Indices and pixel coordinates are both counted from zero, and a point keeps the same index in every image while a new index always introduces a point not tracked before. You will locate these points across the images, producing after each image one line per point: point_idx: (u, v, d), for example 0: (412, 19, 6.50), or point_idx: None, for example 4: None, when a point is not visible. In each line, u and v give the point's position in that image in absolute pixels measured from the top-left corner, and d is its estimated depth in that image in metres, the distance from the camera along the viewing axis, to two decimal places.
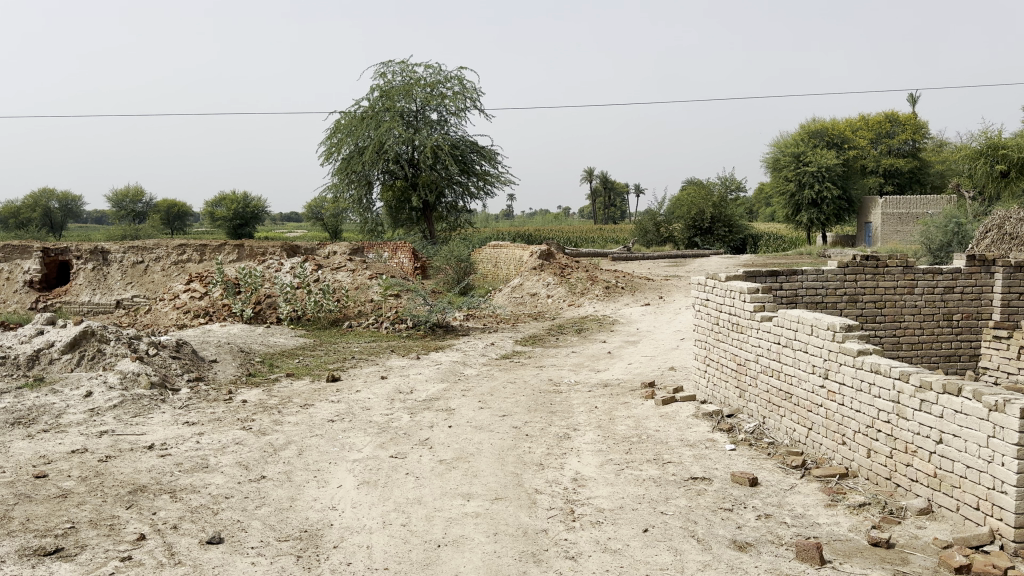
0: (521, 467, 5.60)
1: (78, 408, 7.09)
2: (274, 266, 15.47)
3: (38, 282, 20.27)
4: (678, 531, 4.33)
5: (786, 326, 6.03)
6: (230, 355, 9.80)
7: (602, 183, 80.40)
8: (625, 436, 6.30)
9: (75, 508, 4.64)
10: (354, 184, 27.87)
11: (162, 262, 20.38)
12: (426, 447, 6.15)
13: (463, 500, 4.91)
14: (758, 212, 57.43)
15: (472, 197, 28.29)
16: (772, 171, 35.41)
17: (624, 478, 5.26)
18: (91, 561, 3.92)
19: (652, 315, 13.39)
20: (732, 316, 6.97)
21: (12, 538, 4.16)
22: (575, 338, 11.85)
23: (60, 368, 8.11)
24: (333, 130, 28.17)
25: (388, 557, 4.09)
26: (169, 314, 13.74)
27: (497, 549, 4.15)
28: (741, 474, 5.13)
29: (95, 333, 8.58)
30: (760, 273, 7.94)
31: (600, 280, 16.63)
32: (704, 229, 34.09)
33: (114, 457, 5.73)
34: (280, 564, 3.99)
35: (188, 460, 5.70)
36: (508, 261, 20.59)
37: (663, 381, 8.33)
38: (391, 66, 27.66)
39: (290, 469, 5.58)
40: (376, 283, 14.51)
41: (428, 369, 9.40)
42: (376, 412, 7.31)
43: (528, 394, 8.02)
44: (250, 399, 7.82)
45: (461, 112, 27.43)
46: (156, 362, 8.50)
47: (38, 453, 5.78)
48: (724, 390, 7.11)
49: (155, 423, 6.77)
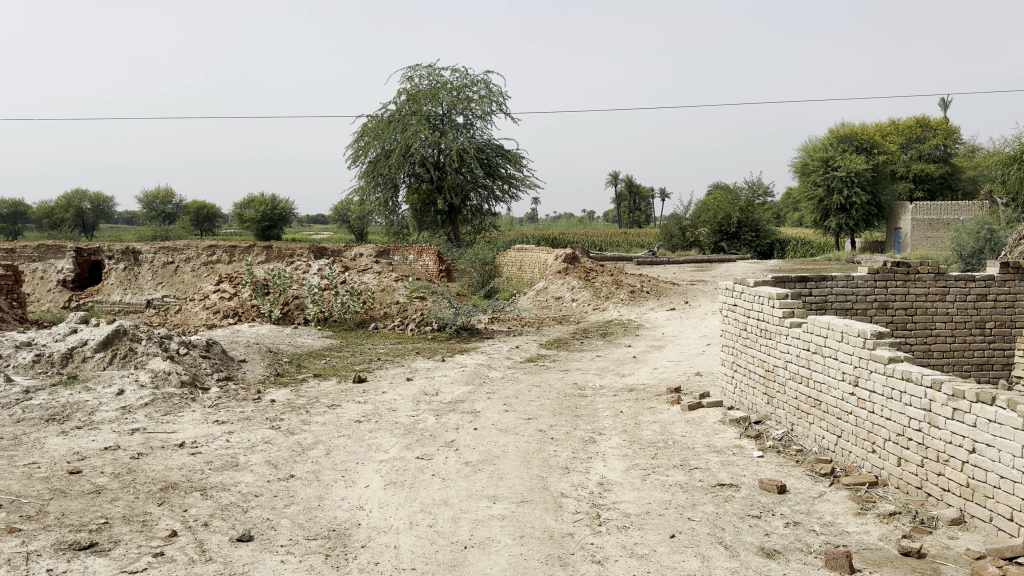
0: (547, 470, 5.61)
1: (110, 406, 7.19)
2: (302, 267, 15.64)
3: (71, 282, 20.55)
4: (705, 538, 4.31)
5: (815, 332, 5.98)
6: (258, 355, 9.89)
7: (627, 188, 80.25)
8: (650, 441, 6.28)
9: (109, 504, 4.72)
10: (380, 187, 28.07)
11: (191, 262, 20.73)
12: (452, 449, 6.17)
13: (489, 503, 4.93)
14: (786, 217, 57.04)
15: (497, 200, 28.28)
16: (800, 176, 35.04)
17: (650, 484, 5.24)
18: (124, 556, 3.98)
19: (678, 320, 13.32)
20: (760, 321, 6.92)
21: (47, 532, 4.24)
22: (600, 342, 11.83)
23: (93, 367, 8.23)
24: (360, 134, 28.37)
25: (415, 557, 4.11)
26: (199, 314, 13.93)
27: (523, 552, 4.15)
28: (769, 481, 5.09)
29: (127, 333, 8.70)
30: (788, 279, 7.88)
31: (625, 284, 16.59)
32: (731, 234, 33.89)
33: (145, 454, 5.82)
34: (309, 562, 4.03)
35: (218, 459, 5.77)
36: (533, 265, 20.57)
37: (689, 387, 8.29)
38: (418, 70, 27.74)
39: (318, 469, 5.62)
40: (402, 286, 14.60)
41: (453, 371, 9.44)
42: (402, 414, 7.35)
43: (552, 397, 8.03)
44: (278, 399, 7.89)
45: (487, 116, 27.48)
46: (187, 361, 8.62)
47: (72, 449, 5.88)
48: (752, 396, 7.07)
49: (186, 422, 6.85)
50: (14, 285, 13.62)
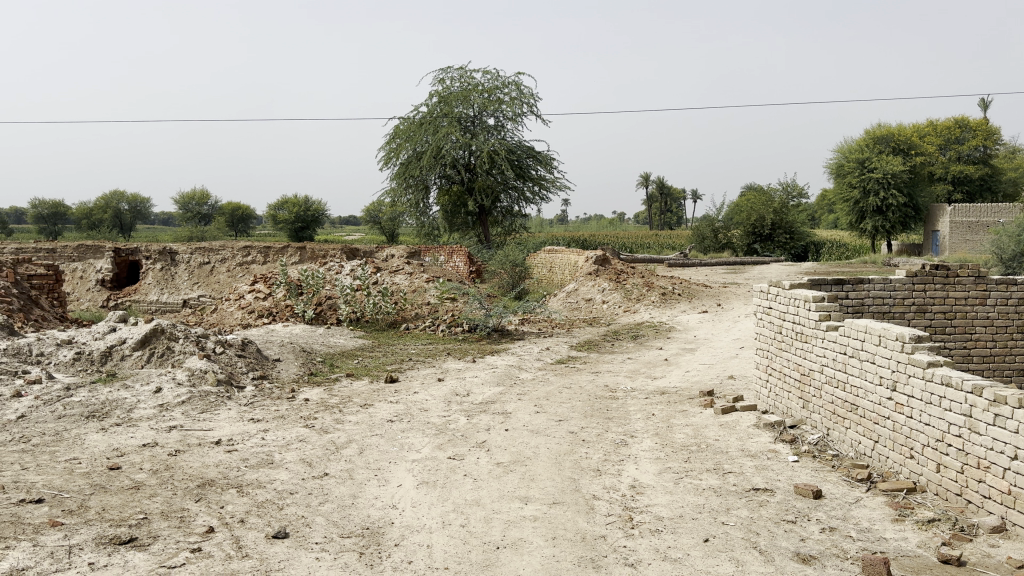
0: (579, 472, 5.60)
1: (148, 403, 7.32)
2: (335, 268, 15.79)
3: (110, 282, 20.94)
4: (740, 542, 4.27)
5: (853, 336, 5.90)
6: (292, 355, 10.01)
7: (658, 189, 79.79)
8: (683, 444, 6.24)
9: (147, 500, 4.80)
10: (412, 188, 28.25)
11: (227, 262, 21.03)
12: (483, 450, 6.18)
13: (521, 504, 4.93)
14: (820, 220, 56.35)
15: (528, 202, 28.28)
16: (835, 177, 34.54)
17: (683, 487, 5.21)
18: (163, 551, 4.05)
19: (710, 323, 13.21)
20: (796, 324, 6.84)
21: (88, 527, 4.33)
22: (631, 344, 11.78)
23: (132, 364, 8.40)
24: (392, 136, 28.59)
25: (449, 556, 4.13)
26: (234, 314, 14.12)
27: (556, 554, 4.15)
28: (804, 486, 5.04)
29: (164, 331, 8.84)
30: (825, 281, 7.78)
31: (656, 286, 16.49)
32: (764, 236, 33.48)
33: (183, 451, 5.91)
34: (343, 560, 4.06)
35: (254, 456, 5.85)
36: (563, 266, 20.52)
37: (722, 390, 8.22)
38: (450, 73, 27.86)
39: (351, 467, 5.68)
40: (433, 287, 14.68)
41: (484, 372, 9.46)
42: (433, 414, 7.39)
43: (584, 399, 8.02)
44: (311, 398, 7.96)
45: (518, 118, 27.51)
46: (223, 359, 8.75)
47: (111, 446, 6.00)
48: (786, 400, 6.99)
49: (222, 420, 6.95)
50: (56, 284, 13.92)
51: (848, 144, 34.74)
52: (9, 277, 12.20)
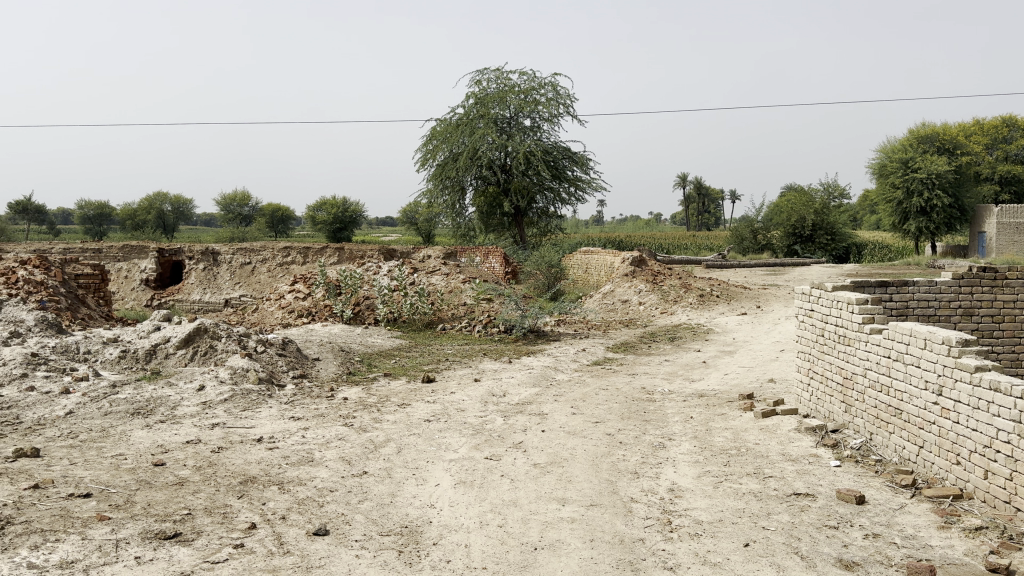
0: (617, 474, 5.57)
1: (191, 401, 7.45)
2: (372, 268, 15.93)
3: (154, 282, 21.36)
4: (781, 547, 4.22)
5: (897, 338, 5.79)
6: (330, 354, 10.11)
7: (696, 190, 79.13)
8: (723, 448, 6.18)
9: (191, 495, 4.89)
10: (448, 189, 28.42)
11: (267, 263, 21.33)
12: (520, 450, 6.18)
13: (559, 505, 4.92)
14: (862, 221, 55.47)
15: (563, 203, 28.22)
16: (878, 178, 33.87)
17: (722, 491, 5.16)
18: (207, 547, 4.12)
19: (749, 326, 13.04)
20: (838, 327, 6.73)
21: (134, 521, 4.42)
22: (668, 346, 11.70)
23: (175, 362, 8.57)
24: (429, 137, 28.82)
25: (486, 557, 4.14)
26: (274, 314, 14.32)
27: (594, 556, 4.14)
28: (847, 491, 4.96)
29: (208, 330, 9.00)
30: (867, 284, 7.67)
31: (694, 288, 16.35)
32: (805, 238, 33.03)
33: (226, 448, 6.01)
34: (382, 558, 4.10)
35: (295, 454, 5.93)
36: (599, 267, 20.43)
37: (762, 393, 8.12)
38: (486, 74, 27.93)
39: (390, 466, 5.73)
40: (470, 288, 14.73)
41: (520, 373, 9.47)
42: (470, 414, 7.42)
43: (620, 401, 7.98)
44: (350, 397, 8.05)
45: (555, 119, 27.47)
46: (264, 358, 8.88)
47: (155, 442, 6.12)
48: (828, 404, 6.88)
49: (263, 418, 7.05)
50: (102, 284, 14.24)
51: (891, 144, 34.10)
52: (57, 276, 12.51)
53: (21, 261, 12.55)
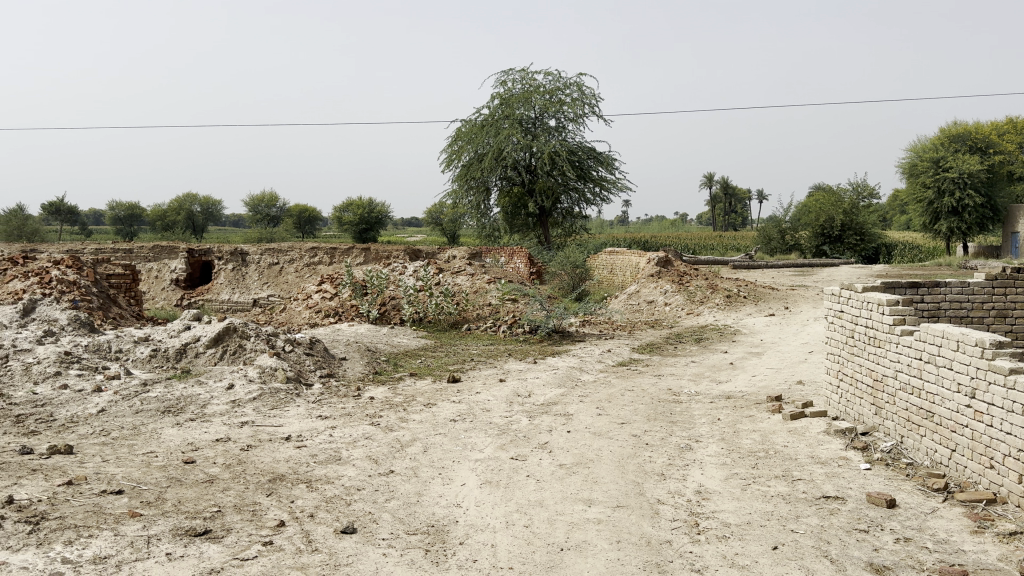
0: (643, 476, 5.55)
1: (221, 399, 7.55)
2: (398, 269, 16.01)
3: (183, 282, 21.62)
4: (810, 551, 4.19)
5: (929, 340, 5.71)
6: (357, 354, 10.17)
7: (723, 190, 78.48)
8: (751, 450, 6.14)
9: (221, 493, 4.95)
10: (473, 190, 28.50)
11: (294, 263, 21.52)
12: (546, 451, 6.19)
13: (585, 507, 4.91)
14: (892, 221, 54.73)
15: (588, 203, 28.14)
16: (908, 177, 33.41)
17: (750, 494, 5.12)
18: (236, 544, 4.17)
19: (777, 326, 12.93)
20: (869, 328, 6.65)
21: (165, 518, 4.48)
22: (695, 347, 11.64)
23: (205, 361, 8.68)
24: (454, 138, 28.94)
25: (512, 557, 4.15)
26: (302, 313, 14.44)
27: (621, 557, 4.13)
28: (877, 495, 4.90)
29: (237, 329, 9.11)
30: (898, 284, 7.58)
31: (721, 288, 16.23)
32: (834, 238, 32.67)
33: (254, 447, 6.08)
34: (409, 556, 4.12)
35: (323, 452, 5.97)
36: (624, 268, 20.35)
37: (791, 395, 8.06)
38: (511, 75, 27.94)
39: (416, 465, 5.75)
40: (495, 288, 14.75)
41: (545, 374, 9.46)
42: (495, 414, 7.44)
43: (647, 402, 7.96)
44: (376, 396, 8.11)
45: (580, 119, 27.42)
46: (292, 357, 8.96)
47: (186, 440, 6.20)
48: (858, 407, 6.80)
49: (291, 416, 7.12)
50: (133, 284, 14.45)
51: (921, 143, 33.63)
52: (89, 276, 12.71)
53: (54, 261, 12.76)
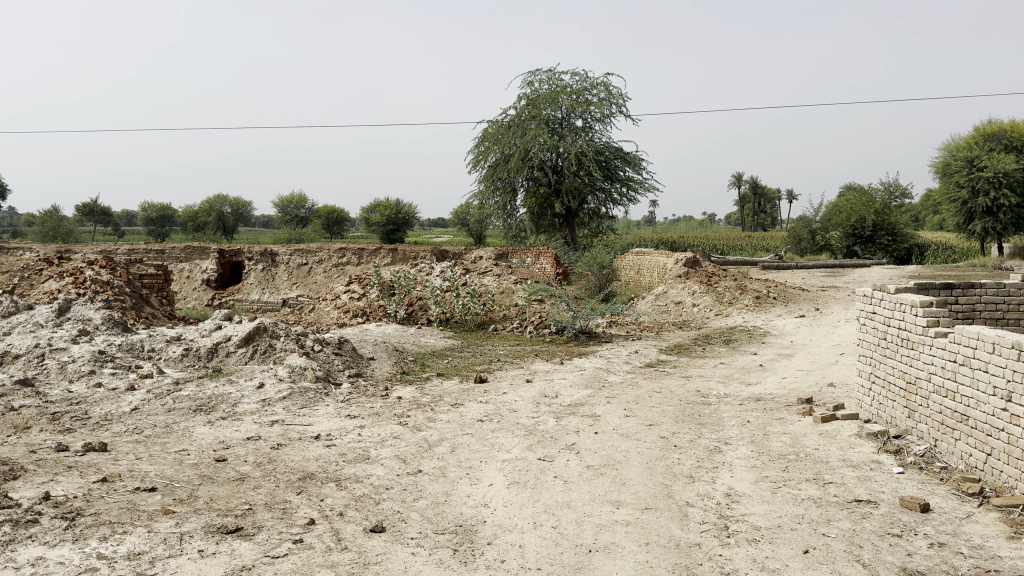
0: (671, 478, 5.53)
1: (252, 398, 7.63)
2: (425, 269, 16.08)
3: (214, 282, 21.88)
4: (842, 555, 4.14)
5: (963, 343, 5.62)
6: (385, 354, 10.23)
7: (752, 190, 77.68)
8: (781, 453, 6.08)
9: (252, 491, 5.01)
10: (500, 191, 28.55)
11: (323, 264, 21.69)
12: (574, 451, 6.19)
13: (613, 508, 4.90)
14: (925, 221, 53.95)
15: (615, 203, 28.02)
16: (941, 177, 32.93)
17: (780, 497, 5.08)
18: (267, 542, 4.21)
19: (807, 328, 12.80)
20: (901, 331, 6.55)
21: (198, 515, 4.55)
22: (724, 349, 11.55)
23: (236, 360, 8.79)
24: (481, 138, 29.02)
25: (540, 557, 4.15)
26: (331, 313, 14.56)
27: (650, 559, 4.12)
28: (911, 499, 4.83)
29: (267, 329, 9.21)
30: (932, 285, 7.47)
31: (750, 289, 16.10)
32: (865, 238, 32.25)
33: (285, 445, 6.14)
34: (438, 556, 4.14)
35: (352, 451, 6.02)
36: (652, 269, 20.25)
37: (822, 398, 7.97)
38: (538, 75, 27.93)
39: (444, 465, 5.77)
40: (521, 288, 14.76)
41: (572, 374, 9.44)
42: (523, 414, 7.45)
43: (675, 404, 7.91)
44: (404, 396, 8.16)
45: (607, 119, 27.34)
46: (321, 357, 9.03)
47: (218, 438, 6.28)
48: (890, 410, 6.72)
49: (320, 415, 7.19)
50: (165, 284, 14.66)
51: (955, 142, 33.11)
52: (122, 276, 12.91)
53: (89, 262, 12.99)
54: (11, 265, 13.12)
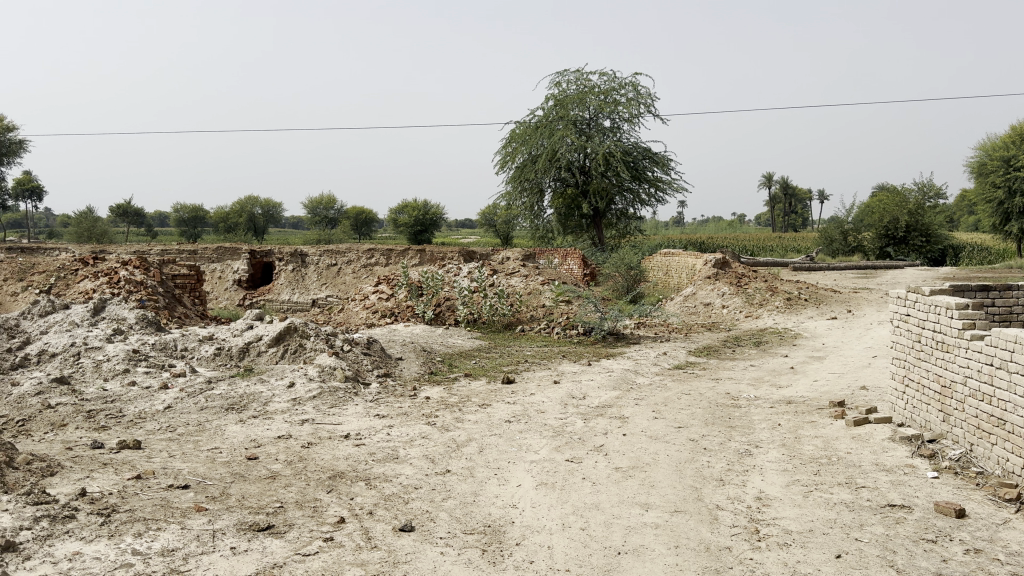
0: (701, 481, 5.49)
1: (282, 397, 7.71)
2: (454, 270, 16.14)
3: (246, 282, 22.14)
4: (876, 560, 4.09)
5: (1000, 346, 5.51)
6: (413, 354, 10.29)
7: (782, 190, 76.76)
8: (813, 456, 6.02)
9: (283, 489, 5.06)
10: (527, 192, 28.56)
11: (352, 264, 21.84)
12: (602, 453, 6.17)
13: (642, 510, 4.88)
14: (960, 221, 53.09)
15: (643, 204, 27.89)
16: (977, 177, 32.36)
17: (812, 501, 5.02)
18: (298, 539, 4.26)
19: (839, 330, 12.64)
20: (936, 334, 6.45)
21: (230, 512, 4.61)
22: (754, 351, 11.44)
23: (267, 360, 8.89)
24: (509, 139, 29.06)
25: (569, 559, 4.15)
26: (360, 314, 14.67)
27: (679, 562, 4.10)
28: (946, 504, 4.75)
29: (298, 329, 9.30)
30: (969, 287, 7.35)
31: (781, 291, 15.94)
32: (898, 239, 31.80)
33: (315, 444, 6.20)
34: (467, 555, 4.15)
35: (381, 451, 6.06)
36: (680, 270, 20.12)
37: (854, 401, 7.88)
38: (566, 75, 27.90)
39: (472, 465, 5.79)
40: (549, 289, 14.75)
41: (600, 376, 9.42)
42: (550, 415, 7.45)
43: (704, 406, 7.86)
44: (432, 396, 8.20)
45: (635, 119, 27.22)
46: (350, 357, 9.10)
47: (249, 436, 6.36)
48: (925, 413, 6.61)
49: (350, 415, 7.24)
50: (197, 284, 14.86)
51: (992, 141, 32.50)
52: (155, 276, 13.11)
53: (123, 262, 13.21)
54: (48, 265, 13.38)
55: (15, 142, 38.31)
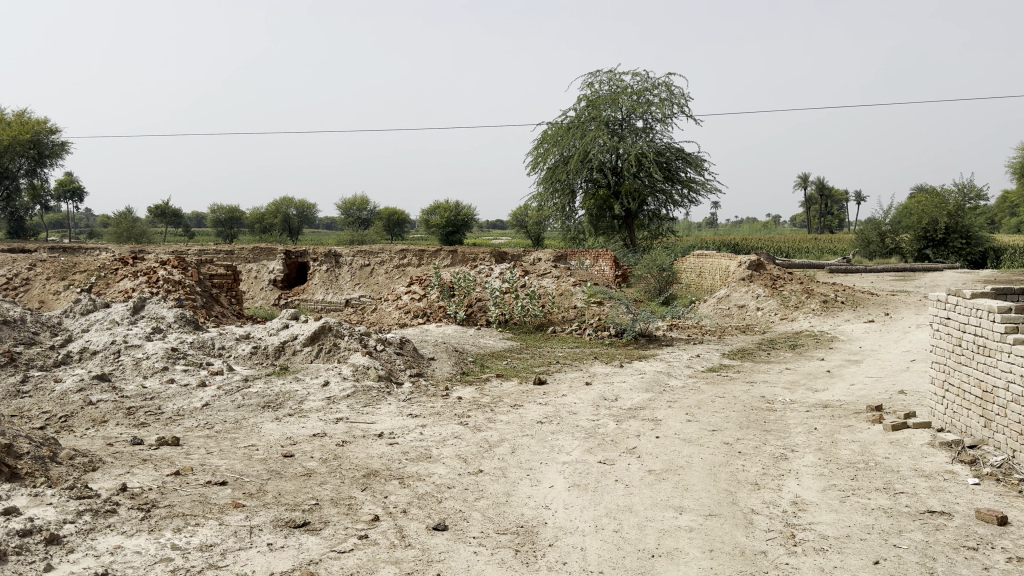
0: (735, 485, 5.44)
1: (317, 396, 7.79)
2: (486, 270, 16.19)
3: (280, 282, 22.42)
4: (914, 567, 4.03)
5: None
6: (445, 354, 10.34)
7: (818, 191, 75.70)
8: (849, 461, 5.94)
9: (319, 486, 5.12)
10: (558, 192, 28.57)
11: (385, 264, 21.99)
12: (635, 455, 6.15)
13: (676, 513, 4.86)
14: (1002, 222, 51.97)
15: (675, 205, 27.70)
16: (1020, 177, 31.63)
17: (850, 506, 4.96)
18: (333, 537, 4.30)
19: (876, 334, 12.44)
20: (978, 337, 6.32)
21: (267, 509, 4.67)
22: (789, 354, 11.32)
23: (302, 359, 8.98)
24: (541, 140, 29.08)
25: (603, 561, 4.15)
26: (393, 314, 14.77)
27: (714, 566, 4.07)
28: (987, 512, 4.66)
29: (332, 329, 9.40)
30: (1012, 290, 7.19)
31: (817, 293, 15.74)
32: (937, 241, 31.30)
33: (349, 442, 6.26)
34: (500, 555, 4.17)
35: (414, 450, 6.10)
36: (714, 271, 19.97)
37: (891, 405, 7.76)
38: (599, 76, 27.80)
39: (504, 465, 5.81)
40: (581, 291, 14.72)
41: (633, 377, 9.39)
42: (582, 417, 7.45)
43: (739, 409, 7.79)
44: (464, 396, 8.23)
45: (668, 119, 27.05)
46: (383, 357, 9.17)
47: (285, 435, 6.43)
48: (965, 418, 6.49)
49: (383, 414, 7.29)
50: (233, 283, 15.07)
51: None
52: (193, 276, 13.32)
53: (162, 261, 13.44)
54: (89, 265, 13.63)
55: (59, 143, 39.42)
